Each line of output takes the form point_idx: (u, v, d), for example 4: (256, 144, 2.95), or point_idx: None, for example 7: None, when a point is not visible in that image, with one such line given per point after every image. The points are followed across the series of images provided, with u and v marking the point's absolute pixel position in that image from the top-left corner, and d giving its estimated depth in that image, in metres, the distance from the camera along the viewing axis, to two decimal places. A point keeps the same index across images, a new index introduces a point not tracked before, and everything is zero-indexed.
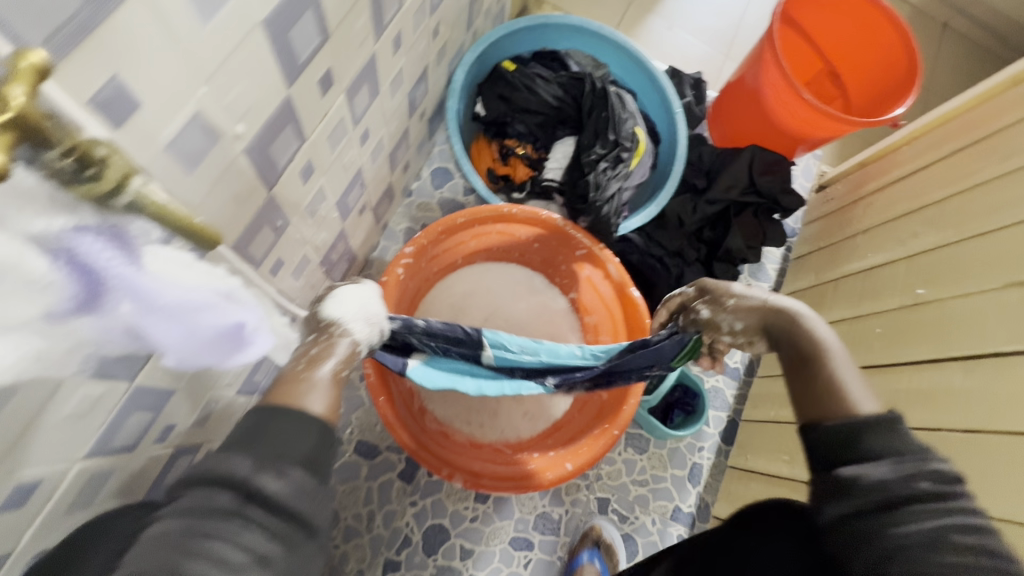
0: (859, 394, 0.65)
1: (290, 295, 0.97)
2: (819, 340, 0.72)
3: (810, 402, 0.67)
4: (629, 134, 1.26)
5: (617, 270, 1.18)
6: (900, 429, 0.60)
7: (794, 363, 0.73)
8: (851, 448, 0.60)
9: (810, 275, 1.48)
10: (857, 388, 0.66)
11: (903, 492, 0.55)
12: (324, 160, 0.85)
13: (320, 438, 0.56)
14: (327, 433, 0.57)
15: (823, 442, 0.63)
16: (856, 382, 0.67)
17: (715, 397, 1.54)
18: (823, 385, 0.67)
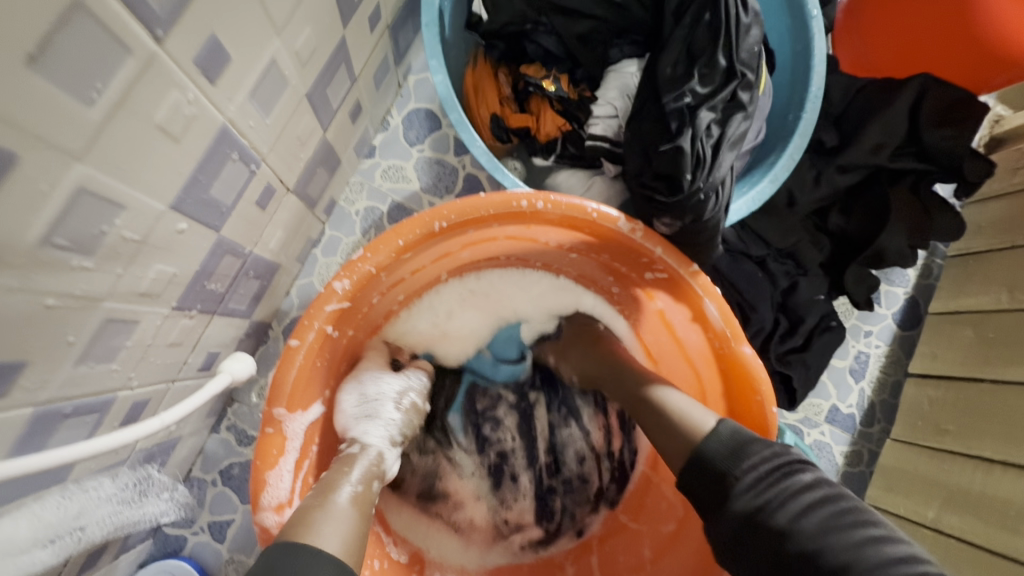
0: (685, 408, 0.62)
1: (78, 393, 0.48)
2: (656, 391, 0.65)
3: (664, 446, 0.61)
4: (753, 57, 0.68)
5: (719, 312, 0.66)
6: (746, 433, 0.56)
7: (644, 417, 0.65)
8: (712, 471, 0.55)
9: (997, 290, 0.94)
10: (681, 401, 0.62)
11: (766, 485, 0.52)
12: (56, 128, 0.34)
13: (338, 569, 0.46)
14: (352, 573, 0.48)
15: (698, 478, 0.56)
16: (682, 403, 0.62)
17: (818, 455, 1.02)
18: (661, 425, 0.62)
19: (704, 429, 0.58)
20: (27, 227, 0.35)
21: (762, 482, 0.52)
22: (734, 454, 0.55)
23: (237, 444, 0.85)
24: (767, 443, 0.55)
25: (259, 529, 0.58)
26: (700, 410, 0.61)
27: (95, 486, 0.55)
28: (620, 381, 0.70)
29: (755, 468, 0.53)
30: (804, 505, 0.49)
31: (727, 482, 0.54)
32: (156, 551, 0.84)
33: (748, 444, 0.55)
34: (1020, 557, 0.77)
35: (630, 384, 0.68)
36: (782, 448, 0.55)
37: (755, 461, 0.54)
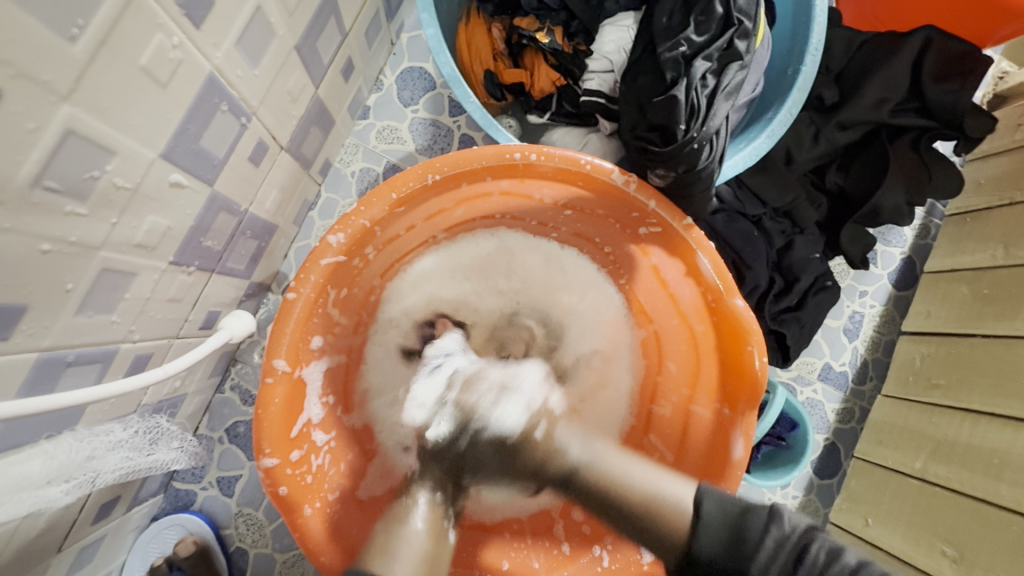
0: (660, 482, 0.60)
1: (77, 341, 0.50)
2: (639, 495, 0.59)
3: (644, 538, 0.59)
4: (752, 5, 0.66)
5: (713, 265, 0.67)
6: (731, 502, 0.57)
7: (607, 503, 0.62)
8: (717, 573, 0.54)
9: (993, 247, 0.94)
10: (647, 479, 0.61)
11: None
12: (41, 65, 0.34)
13: None
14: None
15: (698, 575, 0.56)
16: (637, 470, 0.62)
17: (811, 413, 1.04)
18: (633, 519, 0.59)
19: (686, 524, 0.57)
20: (17, 166, 0.36)
21: (785, 573, 0.51)
22: (736, 541, 0.54)
23: (241, 404, 0.87)
24: (763, 515, 0.54)
25: (264, 474, 0.60)
26: (682, 492, 0.59)
27: (106, 431, 0.56)
28: (572, 483, 0.64)
29: (772, 547, 0.52)
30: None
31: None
32: (167, 506, 0.87)
33: (747, 522, 0.54)
34: (1000, 501, 0.79)
35: (580, 487, 0.63)
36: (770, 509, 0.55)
37: (771, 545, 0.52)
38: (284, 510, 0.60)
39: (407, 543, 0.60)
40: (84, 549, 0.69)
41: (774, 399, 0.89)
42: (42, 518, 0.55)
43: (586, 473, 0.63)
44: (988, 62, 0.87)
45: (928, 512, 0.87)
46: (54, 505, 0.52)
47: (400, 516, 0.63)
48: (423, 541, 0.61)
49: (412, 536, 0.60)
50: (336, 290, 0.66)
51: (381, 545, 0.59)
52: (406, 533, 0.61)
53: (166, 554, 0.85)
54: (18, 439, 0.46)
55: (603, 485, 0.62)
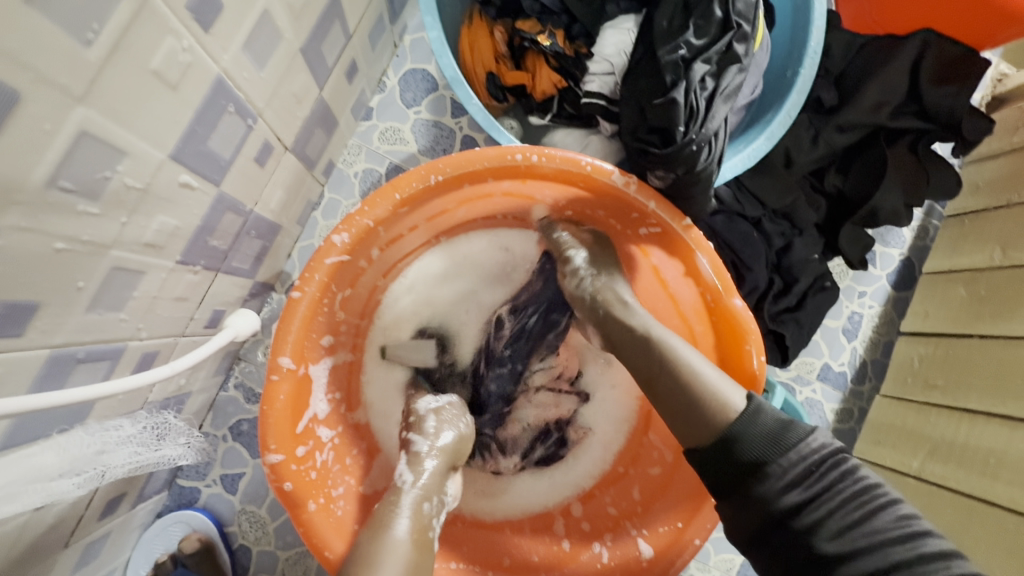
0: (718, 382, 0.59)
1: (86, 339, 0.50)
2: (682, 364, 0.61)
3: (670, 402, 0.61)
4: (750, 9, 0.67)
5: (711, 266, 0.67)
6: (783, 416, 0.57)
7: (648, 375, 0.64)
8: (748, 459, 0.55)
9: (991, 248, 0.94)
10: (708, 376, 0.60)
11: (819, 478, 0.54)
12: (57, 69, 0.35)
13: None
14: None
15: (720, 462, 0.57)
16: (691, 350, 0.62)
17: (810, 413, 1.05)
18: (682, 394, 0.60)
19: (732, 410, 0.57)
20: (33, 167, 0.37)
21: (808, 473, 0.54)
22: (779, 442, 0.55)
23: (245, 402, 0.88)
24: (806, 431, 0.56)
25: (269, 470, 0.61)
26: (730, 386, 0.59)
27: (117, 426, 0.57)
28: (633, 347, 0.65)
29: (803, 454, 0.55)
30: (837, 493, 0.53)
31: (762, 470, 0.55)
32: (172, 503, 0.88)
33: (790, 433, 0.55)
34: (997, 501, 0.80)
35: (645, 352, 0.64)
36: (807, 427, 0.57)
37: (807, 452, 0.55)
38: (290, 505, 0.61)
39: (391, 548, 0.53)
40: (91, 545, 0.70)
41: (772, 398, 0.90)
42: (51, 513, 0.56)
43: (656, 350, 0.63)
44: (985, 65, 0.88)
45: (925, 511, 0.87)
46: (66, 498, 0.53)
47: (384, 521, 0.56)
48: (408, 547, 0.54)
49: (397, 534, 0.55)
50: (340, 290, 0.67)
51: (365, 552, 0.52)
52: (389, 540, 0.54)
53: (170, 550, 0.86)
54: (32, 432, 0.46)
55: (662, 359, 0.63)
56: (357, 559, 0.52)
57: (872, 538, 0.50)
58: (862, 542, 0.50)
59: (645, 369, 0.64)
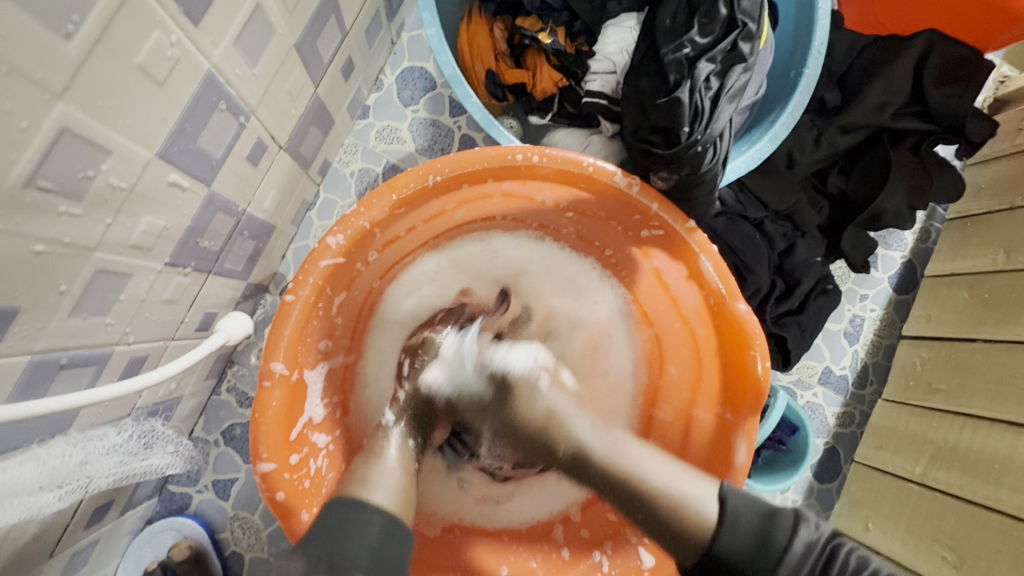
0: (668, 479, 0.60)
1: (69, 345, 0.49)
2: (655, 488, 0.60)
3: (643, 523, 0.61)
4: (756, 7, 0.66)
5: (715, 269, 0.66)
6: (766, 504, 0.57)
7: (619, 498, 0.63)
8: (730, 569, 0.55)
9: (994, 252, 0.93)
10: (663, 475, 0.61)
11: (809, 568, 0.53)
12: (33, 62, 0.33)
13: (385, 533, 0.53)
14: (399, 525, 0.55)
15: (718, 572, 0.56)
16: (654, 463, 0.63)
17: (811, 417, 1.04)
18: (648, 515, 0.60)
19: (709, 524, 0.56)
20: (9, 166, 0.35)
21: (797, 571, 0.53)
22: (765, 539, 0.54)
23: (237, 406, 0.86)
24: (794, 526, 0.54)
25: (260, 479, 0.59)
26: (691, 485, 0.60)
27: (100, 436, 0.55)
28: (585, 462, 0.65)
29: (798, 556, 0.53)
30: (824, 574, 0.52)
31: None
32: (162, 510, 0.86)
33: (774, 526, 0.55)
34: (1002, 508, 0.79)
35: (594, 472, 0.64)
36: (798, 514, 0.56)
37: (799, 551, 0.53)
38: (282, 516, 0.59)
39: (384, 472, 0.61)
40: (77, 554, 0.68)
41: (774, 403, 0.88)
42: (33, 524, 0.54)
43: (602, 469, 0.64)
44: (990, 66, 0.87)
45: (929, 517, 0.86)
46: (46, 511, 0.51)
47: (376, 452, 0.65)
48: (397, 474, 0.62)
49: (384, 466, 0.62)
50: (334, 293, 0.65)
51: (362, 473, 0.60)
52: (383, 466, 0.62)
53: (160, 558, 0.84)
54: (10, 444, 0.45)
55: (623, 478, 0.62)
56: (353, 480, 0.59)
57: None
58: None
59: (586, 476, 0.66)
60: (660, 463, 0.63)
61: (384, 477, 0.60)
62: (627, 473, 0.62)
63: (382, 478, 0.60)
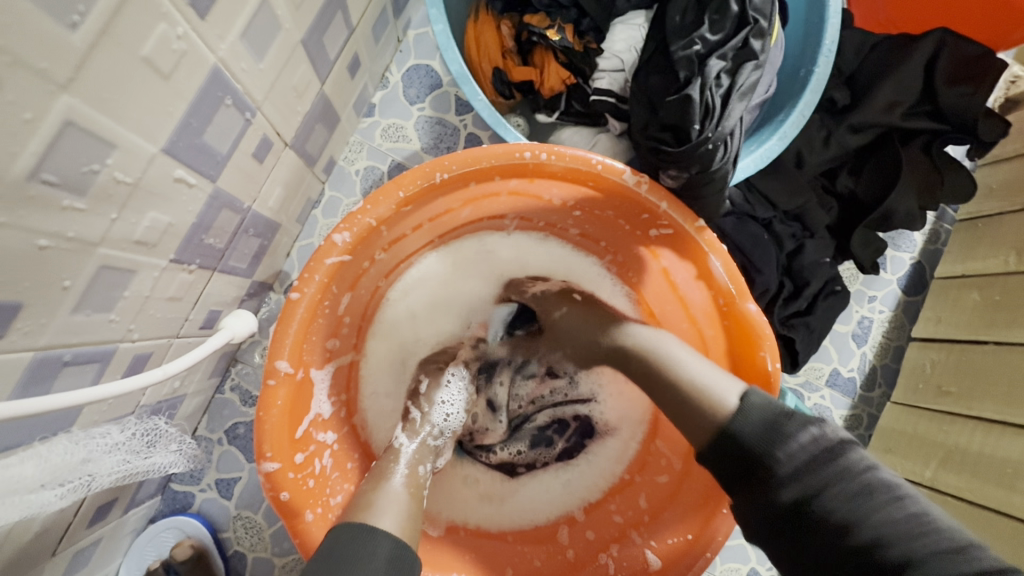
0: (712, 380, 0.59)
1: (73, 341, 0.48)
2: (686, 376, 0.60)
3: (679, 416, 0.61)
4: (767, 4, 0.65)
5: (725, 269, 0.65)
6: (774, 407, 0.56)
7: (645, 381, 0.64)
8: (750, 455, 0.55)
9: (1005, 253, 0.92)
10: (699, 372, 0.60)
11: (815, 472, 0.52)
12: (39, 53, 0.33)
13: (392, 561, 0.51)
14: (409, 550, 0.53)
15: (726, 458, 0.56)
16: (693, 360, 0.62)
17: (818, 419, 1.03)
18: (676, 396, 0.61)
19: (727, 407, 0.57)
20: (14, 158, 0.35)
21: (804, 466, 0.52)
22: (773, 433, 0.54)
23: (241, 405, 0.85)
24: (805, 423, 0.54)
25: (264, 478, 0.58)
26: (717, 377, 0.59)
27: (103, 434, 0.55)
28: (622, 353, 0.67)
29: (804, 444, 0.53)
30: (834, 477, 0.51)
31: (767, 466, 0.54)
32: (165, 508, 0.85)
33: (785, 423, 0.54)
34: (1015, 512, 0.78)
35: (637, 367, 0.65)
36: (811, 419, 0.55)
37: (803, 443, 0.53)
38: (286, 515, 0.59)
39: (392, 497, 0.58)
40: (80, 552, 0.68)
41: (783, 405, 0.88)
42: (35, 522, 0.53)
43: (642, 359, 0.64)
44: (1002, 65, 0.86)
45: None
46: (48, 509, 0.50)
47: (382, 476, 0.62)
48: (404, 497, 0.59)
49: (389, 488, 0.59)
50: (340, 292, 0.65)
51: (366, 499, 0.57)
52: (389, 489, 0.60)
53: (163, 557, 0.83)
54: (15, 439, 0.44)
55: (650, 361, 0.64)
56: (358, 507, 0.56)
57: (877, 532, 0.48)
58: (879, 529, 0.48)
59: (622, 356, 0.67)
60: (701, 362, 0.62)
61: (393, 502, 0.57)
62: (664, 354, 0.63)
63: (386, 498, 0.58)
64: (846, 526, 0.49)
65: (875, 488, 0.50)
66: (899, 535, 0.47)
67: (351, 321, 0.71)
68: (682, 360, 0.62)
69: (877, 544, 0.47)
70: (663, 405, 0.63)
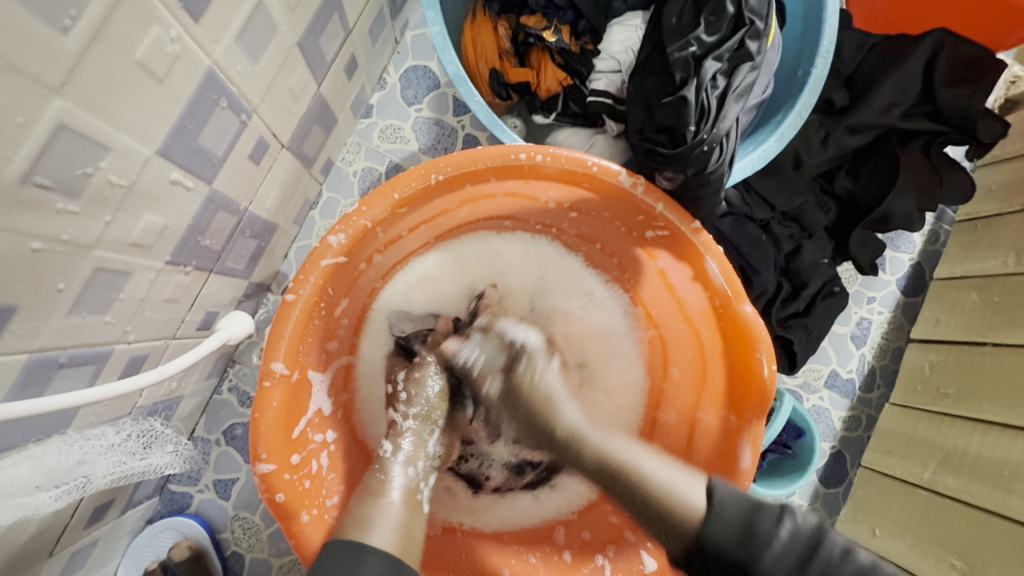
0: (672, 477, 0.60)
1: (67, 343, 0.48)
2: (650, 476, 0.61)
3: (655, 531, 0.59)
4: (764, 5, 0.65)
5: (721, 271, 0.65)
6: (745, 498, 0.56)
7: (613, 488, 0.64)
8: (728, 564, 0.53)
9: (1004, 254, 0.92)
10: (662, 476, 0.61)
11: (798, 570, 0.50)
12: (31, 57, 0.33)
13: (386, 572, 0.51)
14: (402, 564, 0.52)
15: (708, 565, 0.55)
16: (652, 458, 0.64)
17: (817, 421, 1.02)
18: (638, 500, 0.61)
19: (698, 512, 0.56)
20: (7, 162, 0.35)
21: (796, 565, 0.51)
22: (750, 532, 0.53)
23: (238, 405, 0.86)
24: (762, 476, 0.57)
25: (259, 480, 0.59)
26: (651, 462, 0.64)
27: (99, 435, 0.55)
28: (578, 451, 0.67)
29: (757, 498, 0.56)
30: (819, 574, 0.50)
31: (752, 569, 0.52)
32: (163, 509, 0.85)
33: (757, 518, 0.54)
34: (1012, 514, 0.77)
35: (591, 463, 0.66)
36: (784, 507, 0.54)
37: (783, 540, 0.52)
38: (281, 517, 0.59)
39: (382, 512, 0.58)
40: (77, 553, 0.68)
41: (780, 406, 0.87)
42: (31, 524, 0.54)
43: (613, 473, 0.64)
44: (1002, 66, 0.86)
45: (938, 524, 0.85)
46: (44, 510, 0.50)
47: (375, 490, 0.62)
48: (398, 510, 0.60)
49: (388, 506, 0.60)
50: (335, 295, 0.65)
51: (359, 515, 0.57)
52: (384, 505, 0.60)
53: (160, 558, 0.83)
54: (8, 440, 0.44)
55: (618, 469, 0.64)
56: (351, 522, 0.56)
57: None
58: None
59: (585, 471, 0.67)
60: (661, 459, 0.63)
61: (386, 519, 0.57)
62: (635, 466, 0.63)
63: (383, 517, 0.58)
64: None
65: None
66: None
67: (346, 323, 0.71)
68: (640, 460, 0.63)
69: None
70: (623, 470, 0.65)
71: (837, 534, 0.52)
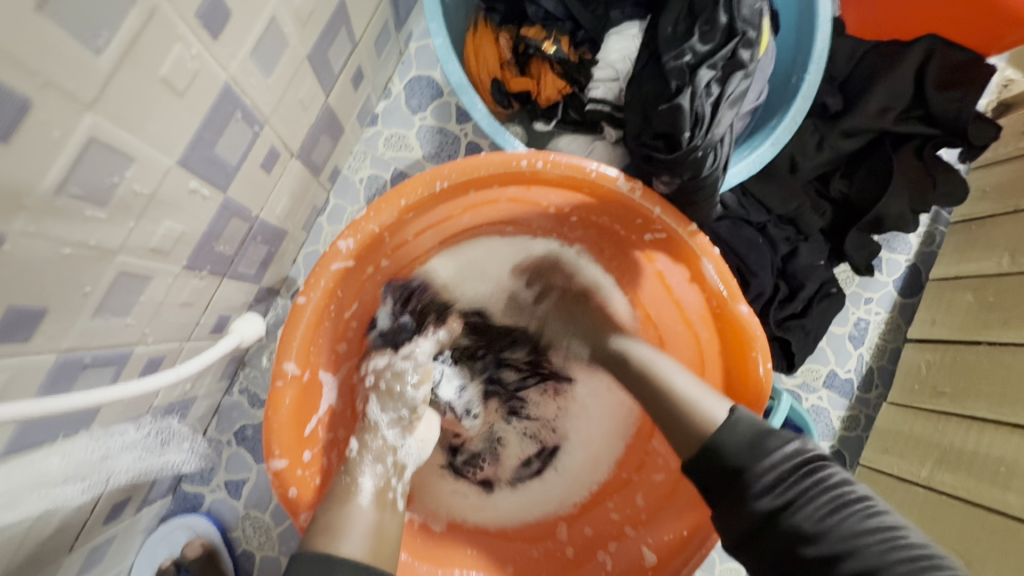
0: (706, 399, 0.63)
1: (93, 344, 0.51)
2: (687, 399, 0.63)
3: (673, 432, 0.64)
4: (756, 15, 0.67)
5: (718, 272, 0.67)
6: (756, 422, 0.59)
7: (630, 381, 0.71)
8: (727, 466, 0.58)
9: (999, 254, 0.94)
10: (688, 386, 0.65)
11: (790, 486, 0.55)
12: (67, 76, 0.36)
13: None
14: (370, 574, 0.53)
15: (707, 465, 0.59)
16: (685, 376, 0.66)
17: (816, 420, 1.04)
18: (664, 406, 0.65)
19: (714, 424, 0.60)
20: (44, 173, 0.37)
21: (785, 480, 0.55)
22: (755, 448, 0.57)
23: (249, 407, 0.88)
24: (785, 439, 0.57)
25: (273, 476, 0.61)
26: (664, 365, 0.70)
27: (121, 432, 0.57)
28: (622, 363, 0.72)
29: (779, 462, 0.56)
30: (811, 493, 0.54)
31: (745, 477, 0.56)
32: (175, 508, 0.88)
33: (766, 439, 0.57)
34: (1007, 510, 0.79)
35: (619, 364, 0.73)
36: (792, 437, 0.58)
37: (785, 458, 0.56)
38: (292, 511, 0.61)
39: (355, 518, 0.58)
40: (95, 549, 0.70)
41: (778, 405, 0.89)
42: (55, 518, 0.56)
43: (635, 365, 0.71)
44: (992, 71, 0.88)
45: (936, 520, 0.86)
46: (70, 504, 0.52)
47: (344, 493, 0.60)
48: (368, 514, 0.59)
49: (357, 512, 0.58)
50: (344, 297, 0.67)
51: (327, 521, 0.56)
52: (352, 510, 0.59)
53: (173, 556, 0.85)
54: (41, 435, 0.47)
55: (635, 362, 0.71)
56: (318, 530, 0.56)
57: (851, 542, 0.51)
58: (849, 541, 0.51)
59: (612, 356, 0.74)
60: (694, 382, 0.66)
61: (358, 523, 0.57)
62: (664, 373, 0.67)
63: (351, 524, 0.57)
64: (805, 536, 0.53)
65: (846, 503, 0.53)
66: (867, 548, 0.50)
67: (356, 325, 0.73)
68: (679, 387, 0.65)
69: (839, 556, 0.51)
70: (646, 405, 0.68)
71: (832, 466, 0.57)
